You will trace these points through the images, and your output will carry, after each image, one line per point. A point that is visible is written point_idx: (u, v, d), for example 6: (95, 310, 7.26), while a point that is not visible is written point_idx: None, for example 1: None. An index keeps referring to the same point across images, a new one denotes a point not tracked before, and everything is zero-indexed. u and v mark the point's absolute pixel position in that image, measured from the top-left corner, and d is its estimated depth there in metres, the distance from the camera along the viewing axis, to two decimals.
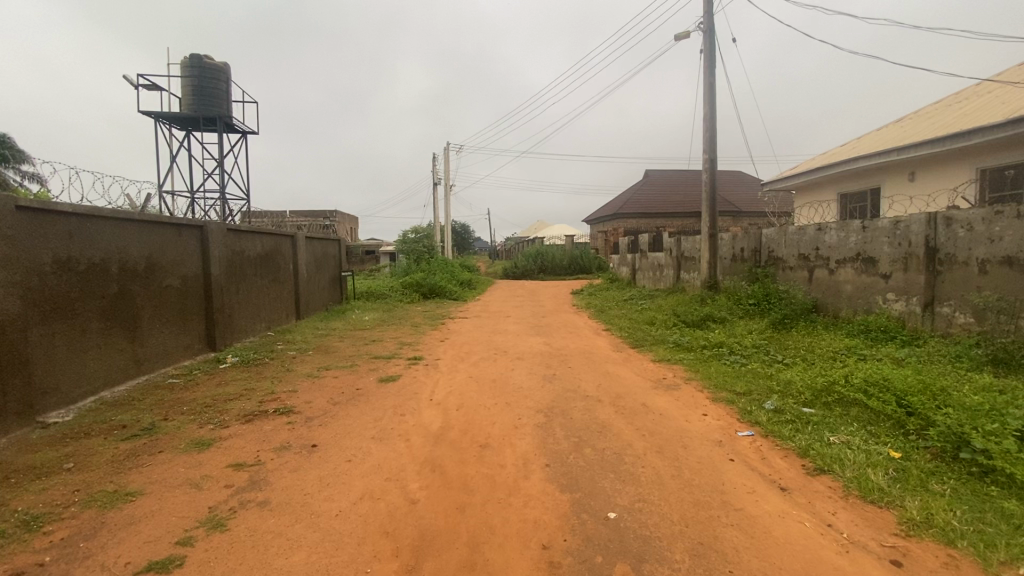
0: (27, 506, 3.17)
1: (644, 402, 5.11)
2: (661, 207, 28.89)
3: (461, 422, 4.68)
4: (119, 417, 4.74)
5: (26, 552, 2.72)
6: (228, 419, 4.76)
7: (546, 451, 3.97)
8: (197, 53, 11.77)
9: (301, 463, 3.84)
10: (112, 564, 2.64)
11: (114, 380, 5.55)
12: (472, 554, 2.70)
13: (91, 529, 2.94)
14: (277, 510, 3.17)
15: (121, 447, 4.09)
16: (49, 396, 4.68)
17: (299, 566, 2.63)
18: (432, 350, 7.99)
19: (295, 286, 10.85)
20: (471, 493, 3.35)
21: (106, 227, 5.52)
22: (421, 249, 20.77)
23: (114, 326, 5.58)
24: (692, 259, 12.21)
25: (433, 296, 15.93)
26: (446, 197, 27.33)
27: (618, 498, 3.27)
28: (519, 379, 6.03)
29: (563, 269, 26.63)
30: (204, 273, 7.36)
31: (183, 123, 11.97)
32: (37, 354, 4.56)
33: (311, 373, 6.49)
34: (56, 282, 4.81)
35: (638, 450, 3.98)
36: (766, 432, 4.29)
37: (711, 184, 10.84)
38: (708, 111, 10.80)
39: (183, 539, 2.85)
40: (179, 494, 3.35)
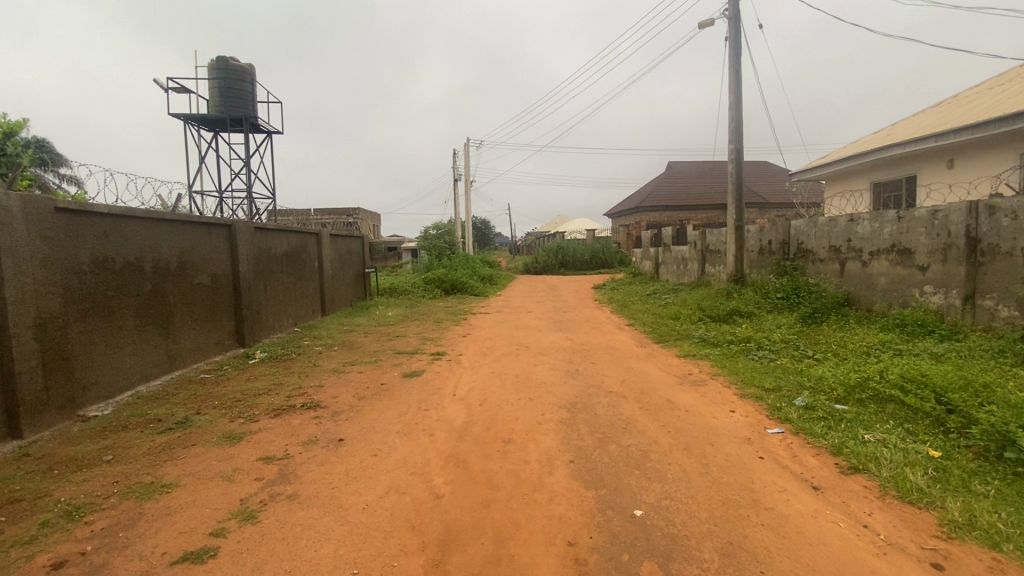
0: (69, 497, 3.29)
1: (670, 398, 5.04)
2: (684, 199, 28.49)
3: (484, 417, 4.69)
4: (154, 410, 4.90)
5: (68, 541, 2.82)
6: (257, 413, 4.87)
7: (570, 447, 3.95)
8: (223, 55, 12.00)
9: (328, 457, 3.91)
10: (150, 553, 2.72)
11: (150, 375, 5.73)
12: (497, 550, 2.70)
13: (129, 520, 3.04)
14: (305, 503, 3.23)
15: (156, 440, 4.22)
16: (89, 390, 4.87)
17: (328, 559, 2.67)
18: (454, 345, 8.03)
19: (320, 282, 11.04)
20: (496, 488, 3.35)
21: (139, 227, 5.68)
22: (442, 245, 20.88)
23: (148, 323, 5.75)
24: (717, 252, 11.98)
25: (454, 291, 16.01)
26: (467, 192, 27.43)
27: (645, 495, 3.22)
28: (541, 375, 6.02)
29: (584, 264, 26.43)
30: (233, 272, 7.54)
31: (210, 124, 12.27)
32: (77, 350, 4.74)
33: (336, 369, 6.60)
34: (94, 281, 4.98)
35: (664, 447, 3.92)
36: (796, 430, 4.18)
37: (737, 175, 10.58)
38: (733, 100, 10.53)
39: (217, 530, 2.92)
40: (211, 487, 3.43)
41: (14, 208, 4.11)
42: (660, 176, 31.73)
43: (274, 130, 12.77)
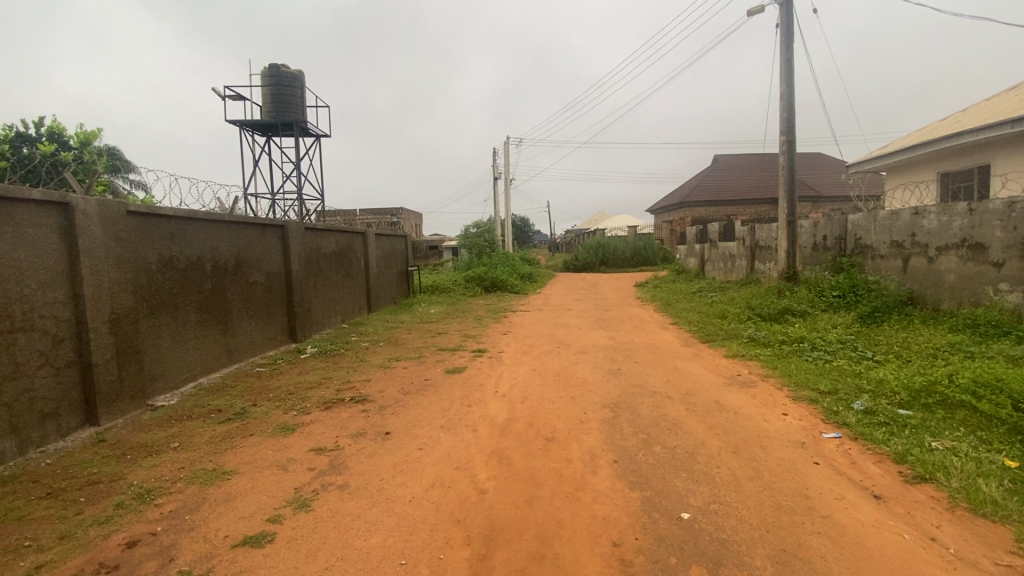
0: (141, 480, 3.54)
1: (718, 399, 4.89)
2: (731, 193, 27.58)
3: (527, 415, 4.70)
4: (215, 401, 5.19)
5: (141, 522, 3.03)
6: (310, 406, 5.08)
7: (614, 447, 3.90)
8: (275, 62, 12.51)
9: (376, 450, 4.03)
10: (214, 536, 2.89)
11: (210, 368, 6.08)
12: (542, 547, 2.71)
13: (195, 504, 3.23)
14: (355, 494, 3.34)
15: (216, 429, 4.47)
16: (157, 381, 5.21)
17: (377, 548, 2.75)
18: (495, 343, 8.09)
19: (367, 280, 11.37)
20: (539, 486, 3.35)
21: (201, 228, 6.02)
22: (482, 243, 21.07)
23: (209, 319, 6.10)
24: (768, 248, 11.51)
25: (494, 289, 16.11)
26: (506, 190, 27.49)
27: (692, 498, 3.15)
28: (584, 373, 5.98)
29: (626, 261, 26.01)
30: (285, 270, 7.88)
31: (264, 129, 12.83)
32: (146, 344, 5.08)
33: (382, 364, 6.77)
34: (161, 279, 5.32)
35: (712, 449, 3.82)
36: (855, 435, 3.97)
37: (789, 167, 10.13)
38: (786, 89, 10.08)
39: (273, 516, 3.07)
40: (267, 475, 3.61)
41: (90, 211, 4.44)
42: (705, 170, 30.80)
43: (322, 133, 13.22)
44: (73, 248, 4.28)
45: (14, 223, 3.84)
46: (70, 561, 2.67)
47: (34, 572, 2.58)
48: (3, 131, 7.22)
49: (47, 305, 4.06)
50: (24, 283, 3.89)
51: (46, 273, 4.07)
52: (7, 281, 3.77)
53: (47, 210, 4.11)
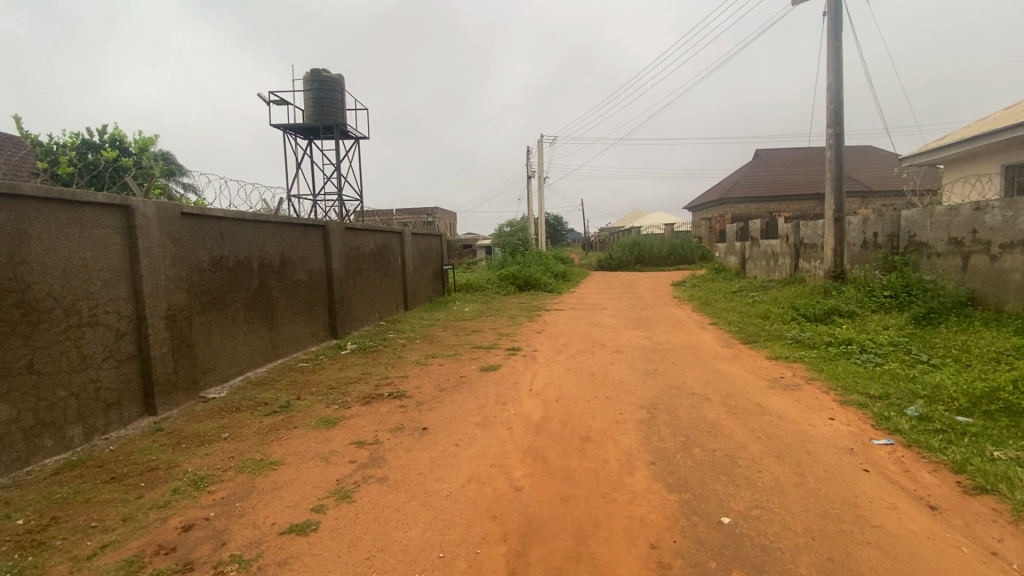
0: (196, 468, 3.74)
1: (760, 402, 4.75)
2: (773, 190, 26.67)
3: (562, 414, 4.69)
4: (261, 394, 5.41)
5: (196, 507, 3.21)
6: (350, 400, 5.24)
7: (651, 449, 3.85)
8: (317, 67, 12.90)
9: (414, 444, 4.11)
10: (263, 522, 3.02)
11: (257, 362, 6.35)
12: (578, 546, 2.70)
13: (244, 492, 3.39)
14: (394, 486, 3.42)
15: (263, 421, 4.67)
16: (209, 374, 5.48)
17: (415, 541, 2.82)
18: (529, 341, 8.11)
19: (404, 278, 11.61)
20: (575, 485, 3.35)
21: (249, 229, 6.28)
22: (516, 242, 21.15)
23: (256, 315, 6.37)
24: (813, 246, 11.07)
25: (528, 288, 16.12)
26: (540, 189, 27.47)
27: (733, 502, 3.07)
28: (619, 373, 5.92)
29: (662, 260, 25.55)
30: (327, 268, 8.13)
31: (306, 132, 13.26)
32: (199, 339, 5.35)
33: (419, 361, 6.90)
34: (212, 277, 5.58)
35: (753, 453, 3.72)
36: (909, 442, 3.78)
37: (837, 161, 9.71)
38: (833, 80, 9.66)
39: (317, 506, 3.19)
40: (311, 467, 3.74)
41: (149, 213, 4.70)
42: (747, 166, 29.85)
43: (361, 135, 13.55)
44: (133, 248, 4.55)
45: (81, 225, 4.11)
46: (133, 542, 2.85)
47: (101, 550, 2.77)
48: (71, 138, 7.71)
49: (110, 301, 4.33)
50: (90, 281, 4.16)
51: (109, 272, 4.34)
52: (75, 279, 4.04)
53: (110, 213, 4.38)
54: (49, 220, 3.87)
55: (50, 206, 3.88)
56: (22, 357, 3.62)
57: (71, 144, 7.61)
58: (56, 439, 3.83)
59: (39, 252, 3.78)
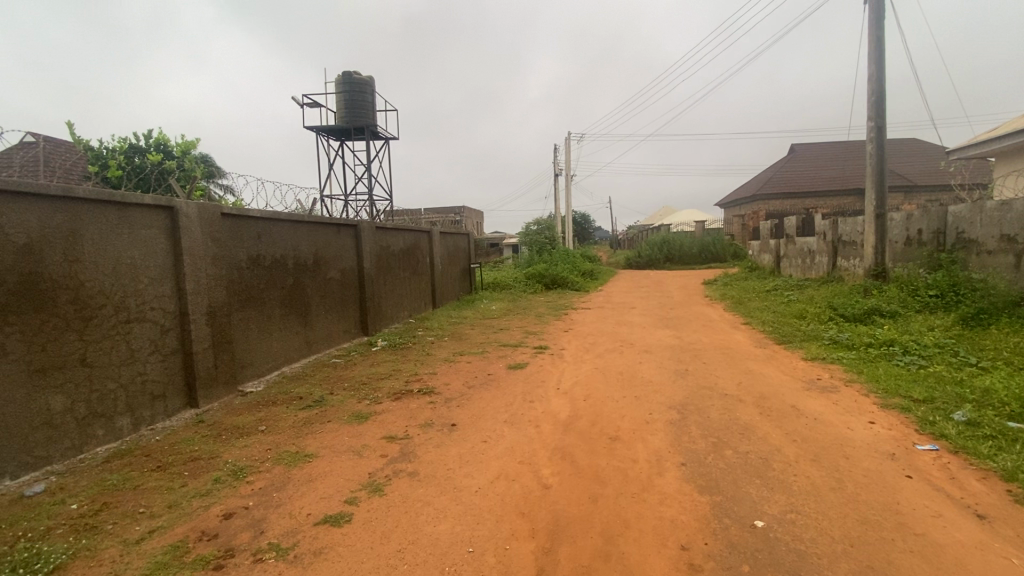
0: (235, 458, 3.89)
1: (795, 404, 4.62)
2: (810, 185, 25.84)
3: (590, 413, 4.66)
4: (296, 389, 5.58)
5: (236, 496, 3.34)
6: (381, 396, 5.34)
7: (681, 449, 3.79)
8: (348, 70, 13.16)
9: (443, 440, 4.17)
10: (299, 513, 3.12)
11: (292, 358, 6.54)
12: (607, 545, 2.70)
13: (281, 483, 3.51)
14: (424, 481, 3.48)
15: (298, 415, 4.81)
16: (247, 369, 5.68)
17: (445, 535, 2.86)
18: (557, 340, 8.09)
19: (432, 277, 11.74)
20: (604, 484, 3.33)
21: (284, 229, 6.48)
22: (543, 240, 21.12)
23: (291, 312, 6.56)
24: (853, 244, 10.68)
25: (555, 287, 16.07)
26: (567, 187, 27.32)
27: (766, 506, 3.01)
28: (648, 373, 5.85)
29: (692, 258, 25.08)
30: (358, 267, 8.31)
31: (338, 134, 13.56)
32: (238, 335, 5.55)
33: (448, 358, 6.97)
34: (250, 275, 5.78)
35: (788, 456, 3.62)
36: (955, 448, 3.61)
37: (878, 155, 9.34)
38: (874, 71, 9.29)
39: (350, 498, 3.27)
40: (344, 460, 3.84)
41: (192, 214, 4.90)
42: (782, 161, 28.99)
43: (391, 136, 13.77)
44: (177, 247, 4.75)
45: (130, 225, 4.32)
46: (177, 528, 2.99)
47: (149, 535, 2.91)
48: (120, 143, 8.10)
49: (156, 298, 4.53)
50: (137, 279, 4.37)
51: (155, 270, 4.55)
52: (124, 277, 4.25)
53: (156, 214, 4.59)
54: (101, 221, 4.08)
55: (102, 208, 4.09)
56: (76, 351, 3.83)
57: (120, 149, 8.00)
58: (106, 429, 4.04)
59: (91, 251, 3.99)
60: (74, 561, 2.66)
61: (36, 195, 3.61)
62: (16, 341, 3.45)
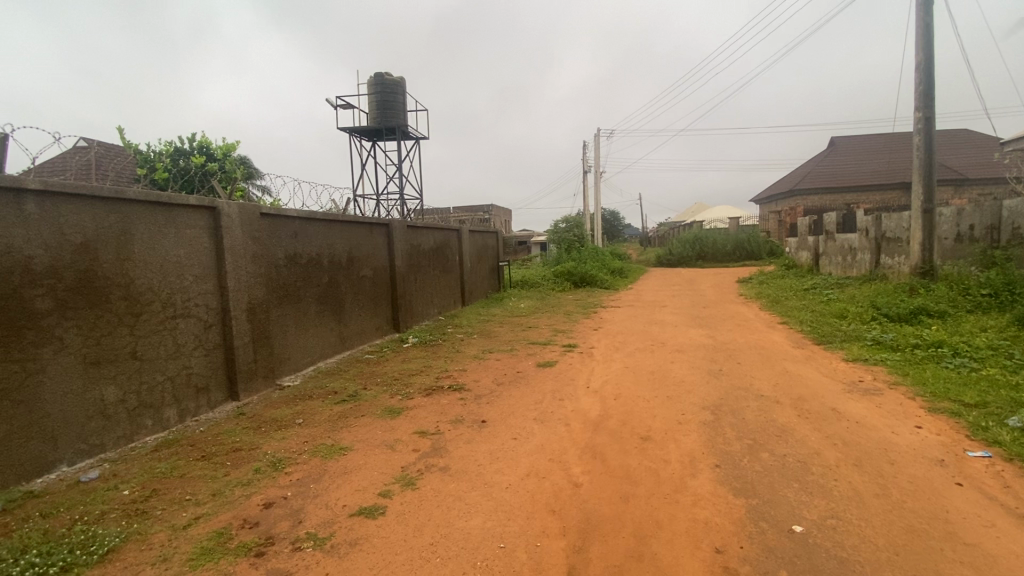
0: (274, 450, 4.02)
1: (835, 407, 4.46)
2: (851, 180, 24.86)
3: (621, 412, 4.63)
4: (331, 383, 5.73)
5: (275, 486, 3.46)
6: (413, 391, 5.43)
7: (715, 451, 3.72)
8: (379, 71, 13.36)
9: (474, 436, 4.21)
10: (335, 504, 3.21)
11: (327, 353, 6.72)
12: (639, 545, 2.67)
13: (318, 474, 3.62)
14: (455, 476, 3.52)
15: (333, 409, 4.94)
16: (284, 363, 5.86)
17: (476, 530, 2.89)
18: (586, 338, 8.05)
19: (461, 275, 11.84)
20: (635, 484, 3.30)
21: (319, 228, 6.65)
22: (572, 238, 21.01)
23: (326, 309, 6.74)
24: (898, 240, 10.23)
25: (584, 284, 15.98)
26: (596, 184, 27.03)
27: (805, 510, 2.92)
28: (681, 372, 5.76)
29: (725, 255, 24.51)
30: (390, 265, 8.45)
31: (370, 134, 13.81)
32: (276, 331, 5.74)
33: (477, 355, 7.03)
34: (287, 272, 5.96)
35: (828, 460, 3.51)
36: (1010, 456, 3.42)
37: (926, 147, 8.91)
38: (922, 59, 8.85)
39: (384, 491, 3.35)
40: (378, 453, 3.92)
41: (233, 214, 5.08)
42: (821, 155, 27.98)
43: (421, 136, 13.93)
44: (219, 246, 4.94)
45: (176, 225, 4.51)
46: (221, 515, 3.12)
47: (195, 521, 3.05)
48: (166, 146, 8.48)
49: (200, 295, 4.73)
50: (183, 277, 4.56)
51: (199, 268, 4.74)
52: (170, 275, 4.45)
53: (200, 214, 4.78)
54: (149, 221, 4.27)
55: (150, 209, 4.29)
56: (127, 345, 4.03)
57: (166, 152, 8.36)
58: (154, 420, 4.25)
59: (140, 250, 4.19)
60: (127, 544, 2.81)
61: (91, 197, 3.81)
62: (74, 334, 3.66)
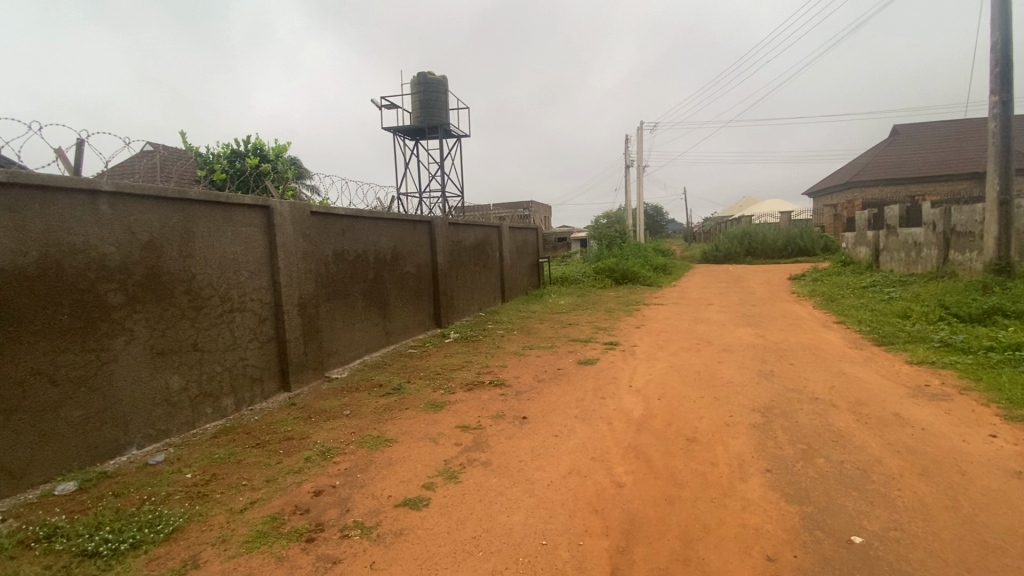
0: (323, 440, 4.17)
1: (898, 412, 4.20)
2: (916, 170, 23.32)
3: (665, 412, 4.52)
4: (377, 376, 5.90)
5: (325, 475, 3.59)
6: (455, 386, 5.51)
7: (765, 455, 3.58)
8: (423, 70, 13.57)
9: (515, 432, 4.22)
10: (380, 494, 3.30)
11: (373, 347, 6.90)
12: (684, 549, 2.61)
13: (364, 465, 3.73)
14: (497, 471, 3.55)
15: (379, 401, 5.08)
16: (332, 357, 6.06)
17: (519, 525, 2.90)
18: (628, 336, 7.91)
19: (501, 271, 11.90)
20: (680, 486, 3.22)
21: (365, 226, 6.83)
22: (613, 234, 20.71)
23: (372, 304, 6.92)
24: (970, 235, 9.53)
25: (626, 281, 15.71)
26: (639, 178, 26.45)
27: (865, 520, 2.76)
28: (728, 373, 5.57)
29: (775, 251, 23.52)
30: (432, 262, 8.59)
31: (413, 133, 14.06)
32: (325, 325, 5.95)
33: (518, 352, 7.04)
34: (336, 269, 6.16)
35: (890, 468, 3.31)
36: None
37: (1002, 134, 8.23)
38: (999, 38, 8.15)
39: (428, 483, 3.41)
40: (421, 446, 4.00)
41: (285, 213, 5.29)
42: (882, 145, 26.35)
43: (463, 134, 14.05)
44: (273, 244, 5.16)
45: (233, 224, 4.74)
46: (275, 500, 3.27)
47: (251, 506, 3.20)
48: (224, 149, 8.92)
49: (255, 291, 4.96)
50: (239, 273, 4.80)
51: (254, 265, 4.96)
52: (228, 271, 4.68)
53: (255, 213, 5.00)
54: (209, 220, 4.51)
55: (210, 208, 4.52)
56: (189, 337, 4.28)
57: (224, 154, 8.80)
58: (214, 408, 4.49)
59: (201, 247, 4.43)
60: (190, 525, 2.99)
61: (157, 198, 4.06)
62: (142, 327, 3.91)
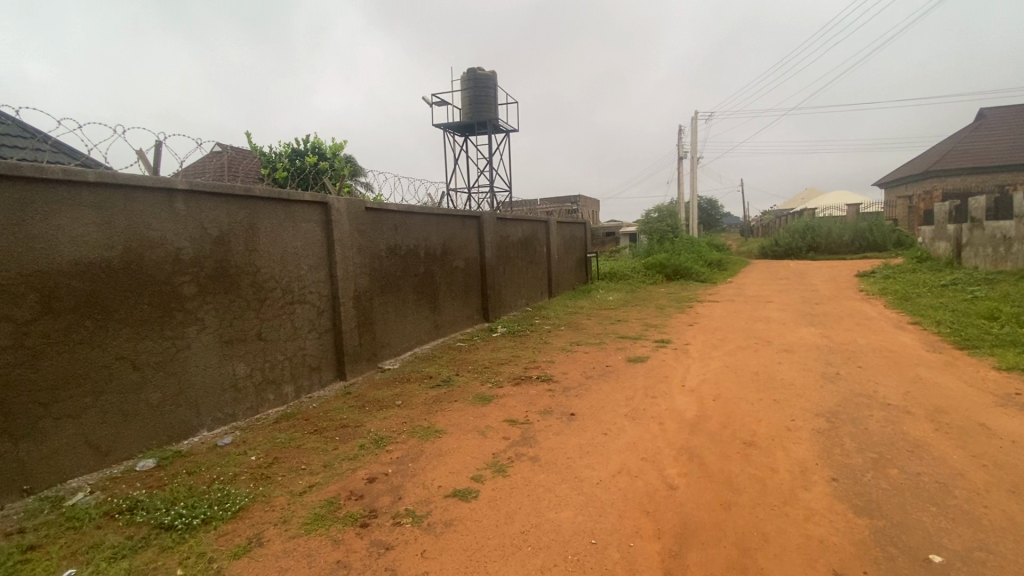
0: (377, 428, 4.31)
1: (984, 423, 3.85)
2: (1006, 157, 21.24)
3: (720, 414, 4.36)
4: (427, 368, 6.02)
5: (378, 463, 3.70)
6: (502, 380, 5.55)
7: (831, 463, 3.38)
8: (472, 66, 13.66)
9: (563, 429, 4.19)
10: (431, 484, 3.37)
11: (423, 340, 7.05)
12: (742, 557, 2.50)
13: (415, 454, 3.82)
14: (545, 467, 3.54)
15: (429, 393, 5.19)
16: (385, 348, 6.24)
17: (567, 523, 2.88)
18: (680, 334, 7.67)
19: (548, 266, 11.83)
20: (737, 492, 3.09)
21: (417, 221, 6.96)
22: (665, 228, 20.14)
23: (422, 298, 7.06)
24: None
25: (677, 277, 15.24)
26: (693, 171, 25.57)
27: (945, 539, 2.55)
28: (789, 374, 5.29)
29: (841, 246, 22.13)
30: (481, 257, 8.66)
31: (463, 129, 14.20)
32: (378, 317, 6.13)
33: (565, 347, 6.99)
34: (388, 263, 6.32)
35: (975, 483, 3.03)
36: None
37: None
38: None
39: (477, 476, 3.44)
40: (470, 438, 4.05)
41: (341, 208, 5.48)
42: (966, 130, 24.16)
43: (511, 129, 14.05)
44: (330, 238, 5.36)
45: (294, 220, 4.96)
46: (331, 485, 3.41)
47: (309, 489, 3.35)
48: (286, 148, 9.35)
49: (314, 284, 5.17)
50: (299, 266, 5.01)
51: (313, 259, 5.18)
52: (289, 265, 4.91)
53: (314, 209, 5.20)
54: (272, 216, 4.73)
55: (273, 205, 4.75)
56: (253, 327, 4.52)
57: (285, 153, 9.23)
58: (275, 395, 4.74)
59: (264, 242, 4.66)
60: (254, 504, 3.17)
61: (225, 195, 4.30)
62: (212, 316, 4.17)
